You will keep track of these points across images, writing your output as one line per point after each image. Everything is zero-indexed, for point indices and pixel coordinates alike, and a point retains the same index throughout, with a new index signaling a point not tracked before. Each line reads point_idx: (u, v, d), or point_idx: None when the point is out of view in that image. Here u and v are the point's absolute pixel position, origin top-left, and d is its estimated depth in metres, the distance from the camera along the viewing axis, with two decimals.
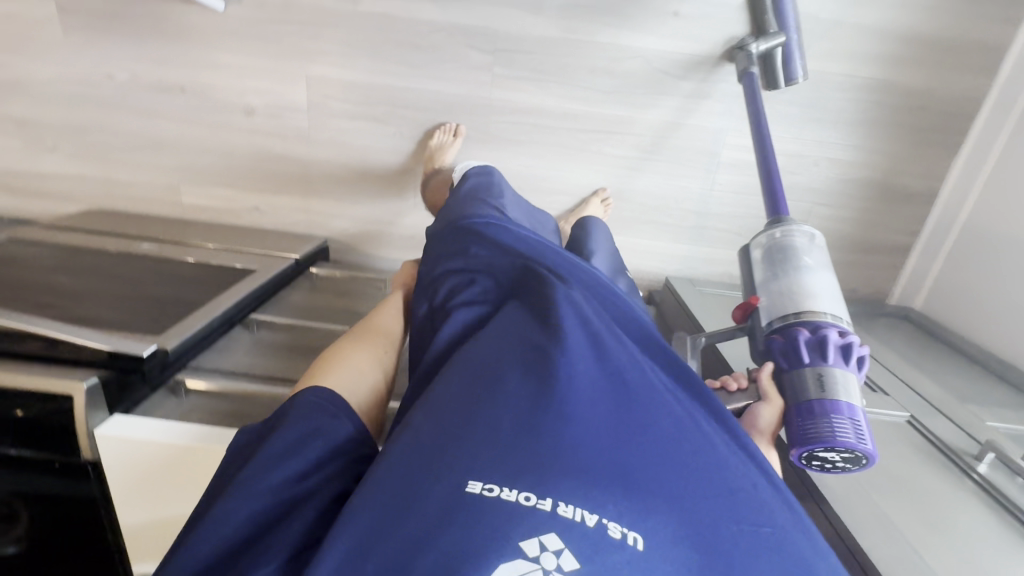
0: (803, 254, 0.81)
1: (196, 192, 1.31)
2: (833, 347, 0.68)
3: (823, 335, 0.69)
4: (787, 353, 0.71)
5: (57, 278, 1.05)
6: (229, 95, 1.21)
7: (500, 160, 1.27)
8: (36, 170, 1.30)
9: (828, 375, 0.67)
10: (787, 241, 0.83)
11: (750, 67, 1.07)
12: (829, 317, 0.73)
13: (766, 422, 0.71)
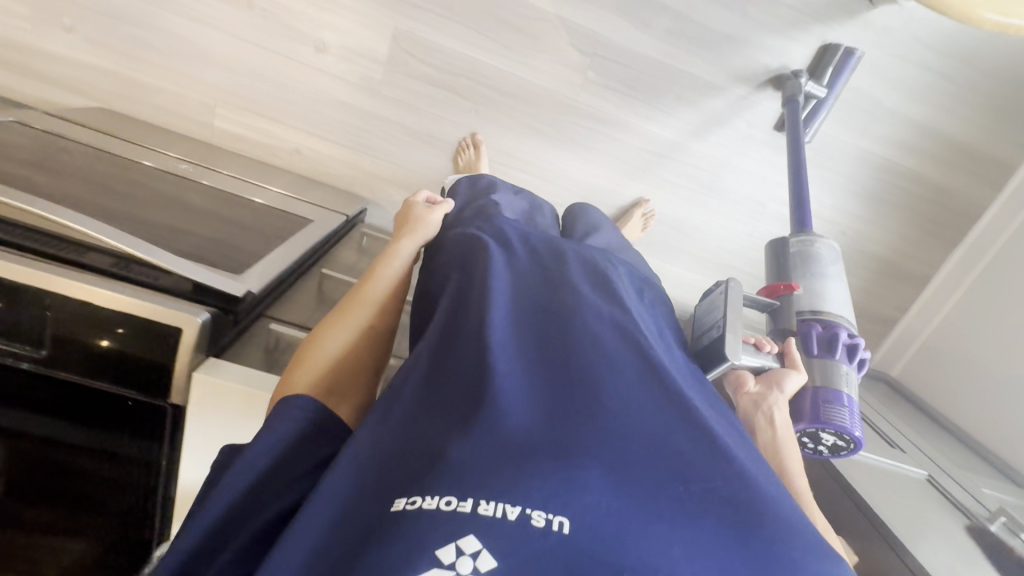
0: (826, 263, 0.97)
1: (234, 118, 1.19)
2: (859, 355, 0.90)
3: (856, 342, 0.90)
4: (828, 341, 0.89)
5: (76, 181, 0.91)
6: (302, 25, 1.11)
7: (568, 163, 1.26)
8: (43, 48, 1.11)
9: (850, 373, 0.86)
10: (816, 250, 0.99)
11: (795, 95, 1.13)
12: (843, 321, 0.92)
13: (791, 386, 0.83)
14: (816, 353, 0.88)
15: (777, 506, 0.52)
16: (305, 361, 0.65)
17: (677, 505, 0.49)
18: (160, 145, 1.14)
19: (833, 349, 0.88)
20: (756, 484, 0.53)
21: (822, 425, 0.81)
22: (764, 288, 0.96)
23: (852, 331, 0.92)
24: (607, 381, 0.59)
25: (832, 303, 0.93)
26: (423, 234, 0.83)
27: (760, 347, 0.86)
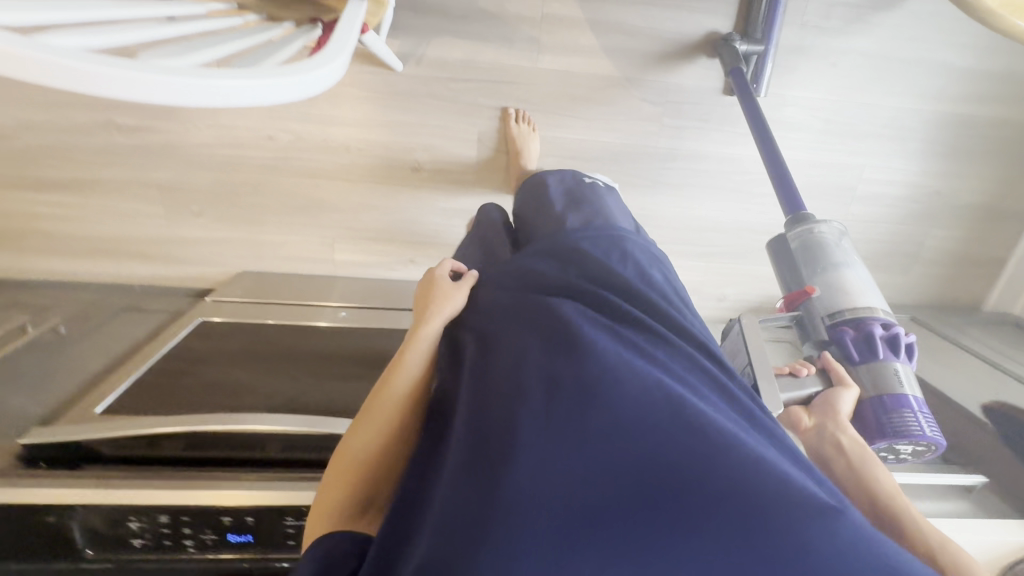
0: (835, 250, 0.84)
1: (352, 249, 1.30)
2: (903, 344, 0.80)
3: (896, 333, 0.79)
4: (864, 345, 0.79)
5: (270, 352, 1.03)
6: (397, 152, 1.20)
7: (658, 204, 1.31)
8: (179, 236, 1.25)
9: (901, 369, 0.79)
10: (821, 237, 0.86)
11: (737, 64, 1.10)
12: (880, 313, 0.81)
13: (846, 407, 0.81)
14: (856, 360, 0.80)
15: (802, 496, 0.46)
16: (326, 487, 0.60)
17: (680, 535, 0.45)
18: (300, 292, 1.26)
19: (871, 352, 0.79)
20: (775, 474, 0.47)
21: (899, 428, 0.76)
22: (783, 299, 0.88)
23: (883, 316, 0.81)
24: (594, 407, 0.49)
25: (859, 294, 0.82)
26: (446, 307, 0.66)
27: (797, 374, 0.87)
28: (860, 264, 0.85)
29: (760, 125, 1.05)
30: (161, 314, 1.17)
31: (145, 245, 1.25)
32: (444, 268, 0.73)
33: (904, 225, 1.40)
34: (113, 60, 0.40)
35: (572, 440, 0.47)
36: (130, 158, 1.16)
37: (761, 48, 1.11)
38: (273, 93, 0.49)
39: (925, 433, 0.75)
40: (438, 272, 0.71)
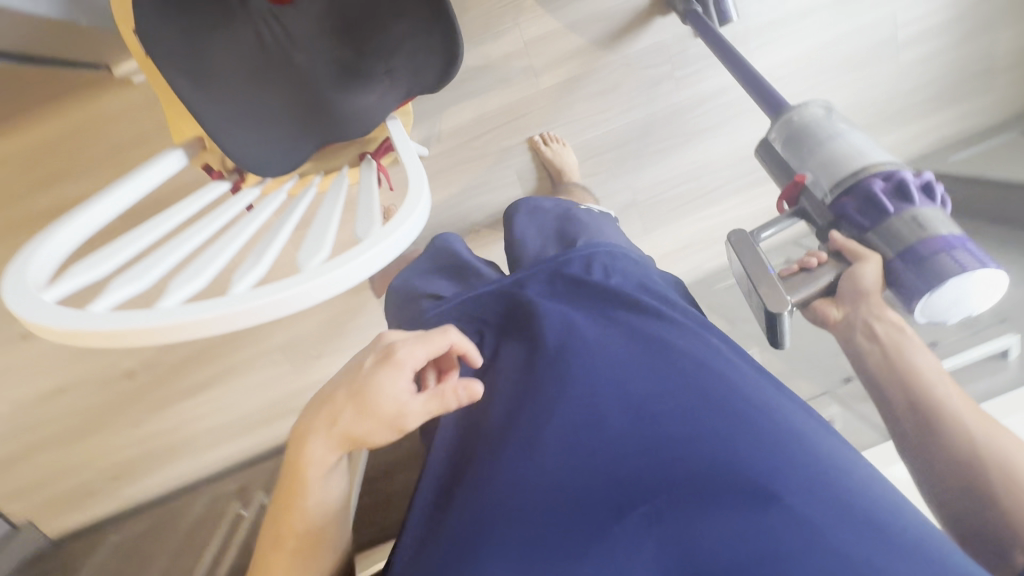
0: (820, 125, 0.77)
1: None
2: (915, 188, 0.68)
3: (901, 180, 0.68)
4: (868, 210, 0.70)
5: None
6: (456, 224, 1.26)
7: (708, 150, 1.28)
8: (312, 382, 1.36)
9: (923, 215, 0.67)
10: (801, 118, 0.80)
11: (691, 7, 1.08)
12: (883, 167, 0.71)
13: (870, 281, 0.67)
14: (866, 227, 0.70)
15: (757, 479, 0.47)
16: None
17: (644, 535, 0.48)
18: None
19: (879, 212, 0.69)
20: (738, 459, 0.48)
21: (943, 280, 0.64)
22: (778, 197, 0.81)
23: (884, 169, 0.70)
24: (570, 424, 0.53)
25: (853, 157, 0.73)
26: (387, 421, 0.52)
27: (808, 268, 0.72)
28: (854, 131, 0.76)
29: (719, 43, 1.02)
30: None
31: (289, 402, 1.37)
32: (406, 358, 0.53)
33: (967, 44, 1.29)
34: (293, 280, 0.46)
35: (550, 458, 0.52)
36: (249, 337, 1.30)
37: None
38: (394, 249, 0.53)
39: (961, 268, 0.63)
40: (381, 369, 0.52)
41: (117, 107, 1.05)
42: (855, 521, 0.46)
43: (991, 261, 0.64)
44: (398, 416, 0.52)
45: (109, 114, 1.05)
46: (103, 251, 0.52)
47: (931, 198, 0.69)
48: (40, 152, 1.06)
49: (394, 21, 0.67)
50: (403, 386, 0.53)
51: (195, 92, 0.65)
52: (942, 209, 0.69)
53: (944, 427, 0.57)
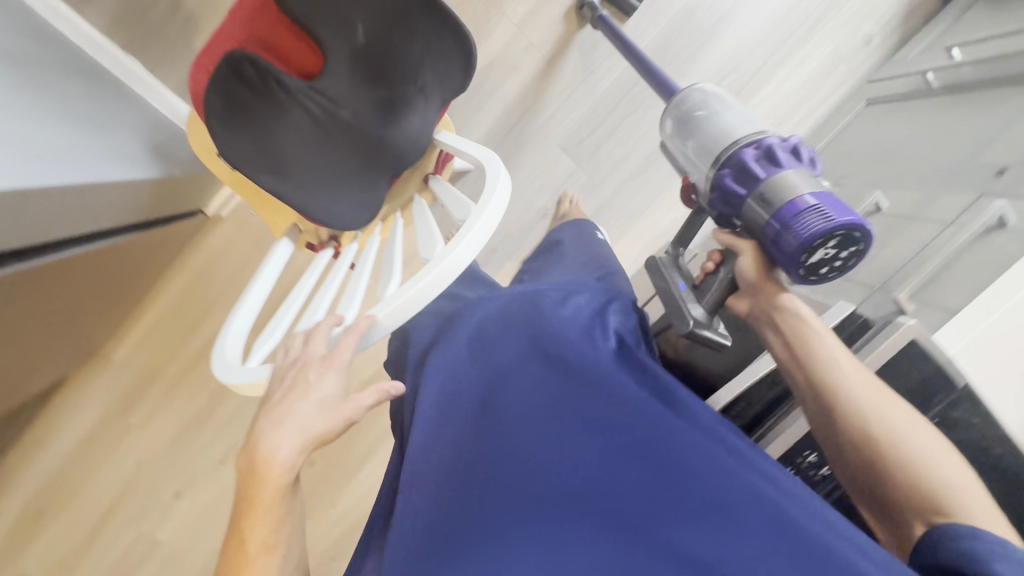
0: (700, 109, 0.70)
1: None
2: (755, 162, 0.59)
3: (741, 159, 0.60)
4: (727, 201, 0.62)
5: None
6: (525, 214, 1.30)
7: (735, 36, 1.23)
8: None
9: (788, 176, 0.57)
10: (682, 107, 0.73)
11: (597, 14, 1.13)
12: (752, 135, 0.63)
13: (749, 271, 0.62)
14: (735, 212, 0.62)
15: (717, 498, 0.49)
16: None
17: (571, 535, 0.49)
18: None
19: (736, 200, 0.61)
20: (704, 484, 0.50)
21: (806, 254, 0.56)
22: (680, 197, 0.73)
23: (748, 140, 0.62)
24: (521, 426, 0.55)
25: (722, 135, 0.65)
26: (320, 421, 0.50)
27: (709, 272, 0.68)
28: (722, 108, 0.69)
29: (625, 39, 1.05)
30: None
31: None
32: (341, 353, 0.52)
33: None
34: (432, 269, 0.55)
35: (493, 456, 0.54)
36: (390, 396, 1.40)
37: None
38: (497, 214, 0.57)
39: (806, 240, 0.55)
40: (322, 375, 0.52)
41: (221, 243, 1.22)
42: (792, 545, 0.46)
43: (850, 214, 0.54)
44: (332, 424, 0.51)
45: (217, 251, 1.22)
46: (272, 322, 0.64)
47: (794, 157, 0.59)
48: (179, 309, 1.25)
49: (410, 43, 0.72)
50: (331, 389, 0.52)
51: (279, 180, 0.76)
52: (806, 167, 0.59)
53: (839, 410, 0.56)
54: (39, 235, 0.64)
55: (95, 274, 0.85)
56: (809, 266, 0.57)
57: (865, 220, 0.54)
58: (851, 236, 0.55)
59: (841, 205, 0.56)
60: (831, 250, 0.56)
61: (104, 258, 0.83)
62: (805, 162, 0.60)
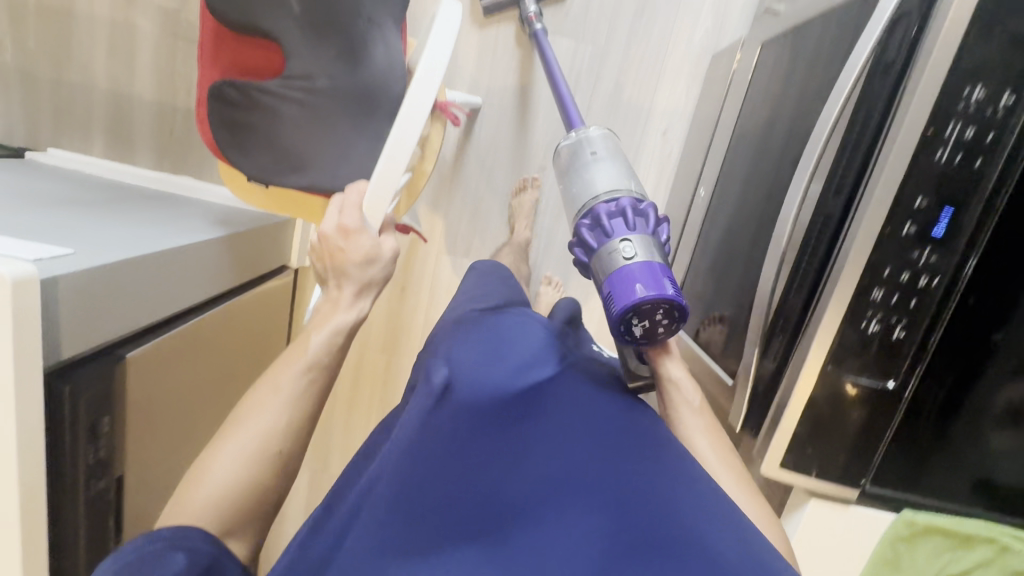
0: (573, 164, 0.74)
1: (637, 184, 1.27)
2: (583, 240, 0.64)
3: (575, 239, 0.66)
4: (585, 271, 0.66)
5: (721, 254, 0.97)
6: (550, 114, 1.24)
7: None
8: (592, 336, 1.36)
9: (607, 256, 0.61)
10: (564, 160, 0.77)
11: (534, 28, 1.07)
12: (599, 196, 0.67)
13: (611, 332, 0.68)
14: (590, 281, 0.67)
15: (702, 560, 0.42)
16: (194, 487, 0.49)
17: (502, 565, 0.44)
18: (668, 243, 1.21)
19: (588, 270, 0.66)
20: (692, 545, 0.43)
21: (625, 329, 0.60)
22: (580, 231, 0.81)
23: (589, 207, 0.67)
24: (514, 443, 0.50)
25: (585, 190, 0.70)
26: (354, 273, 0.60)
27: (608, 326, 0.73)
28: (574, 169, 0.74)
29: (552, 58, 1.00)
30: None
31: None
32: (349, 219, 0.59)
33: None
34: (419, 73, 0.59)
35: (468, 461, 0.49)
36: None
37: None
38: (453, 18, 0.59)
39: (617, 315, 0.59)
40: (346, 238, 0.59)
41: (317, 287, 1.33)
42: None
43: (634, 292, 0.57)
44: (371, 272, 0.61)
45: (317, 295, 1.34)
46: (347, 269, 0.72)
47: (593, 241, 0.64)
48: None
49: None
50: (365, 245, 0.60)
51: (308, 176, 0.80)
52: (603, 246, 0.62)
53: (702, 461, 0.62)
54: (153, 310, 0.73)
55: (230, 335, 0.96)
56: (640, 337, 0.61)
57: (667, 290, 0.57)
58: (661, 304, 0.58)
59: (637, 276, 0.58)
60: (648, 322, 0.59)
61: (227, 326, 0.93)
62: (607, 236, 0.63)
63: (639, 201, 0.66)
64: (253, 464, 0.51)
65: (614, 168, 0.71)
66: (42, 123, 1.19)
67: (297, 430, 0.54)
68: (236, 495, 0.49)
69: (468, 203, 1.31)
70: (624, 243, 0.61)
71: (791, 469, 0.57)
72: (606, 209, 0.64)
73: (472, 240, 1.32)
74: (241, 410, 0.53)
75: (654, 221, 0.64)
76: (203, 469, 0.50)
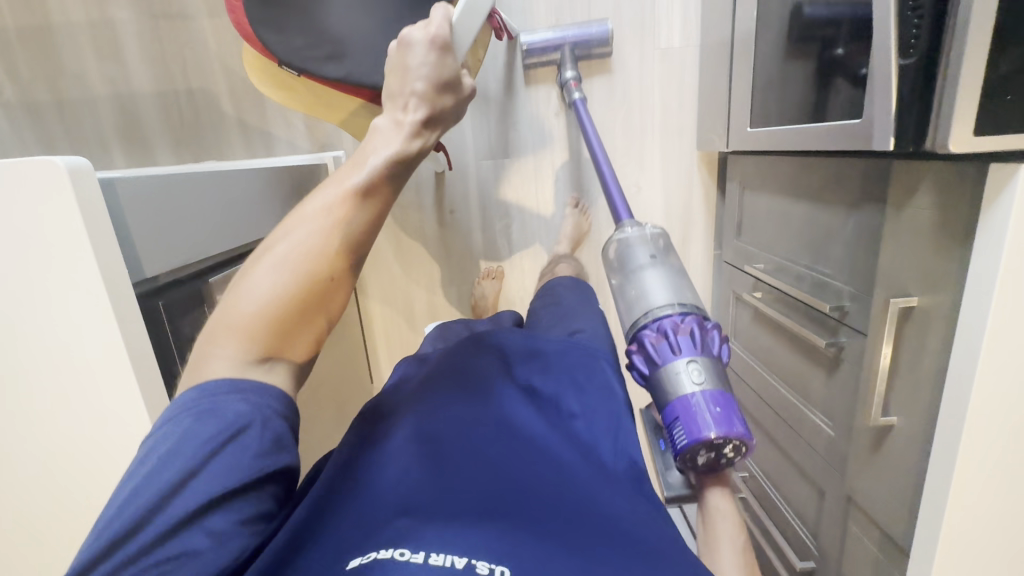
0: (633, 257, 0.72)
1: (663, 17, 1.16)
2: (648, 347, 0.63)
3: (639, 342, 0.64)
4: (644, 378, 0.64)
5: (786, 23, 0.85)
6: None
7: None
8: (659, 199, 1.27)
9: (676, 375, 0.60)
10: (621, 247, 0.75)
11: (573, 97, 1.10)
12: (671, 309, 0.65)
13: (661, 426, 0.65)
14: (645, 386, 0.65)
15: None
16: (229, 297, 0.46)
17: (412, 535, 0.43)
18: (716, 61, 1.09)
19: (648, 379, 0.64)
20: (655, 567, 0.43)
21: (685, 457, 0.58)
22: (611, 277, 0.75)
23: (659, 314, 0.65)
24: (522, 448, 0.54)
25: (652, 294, 0.67)
26: (431, 91, 0.51)
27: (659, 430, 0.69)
28: (628, 267, 0.72)
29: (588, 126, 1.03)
30: (742, 196, 1.10)
31: (672, 230, 1.29)
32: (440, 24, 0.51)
33: None
34: None
35: (478, 458, 0.51)
36: (589, 242, 1.31)
37: (560, 50, 1.14)
38: None
39: (683, 445, 0.57)
40: (428, 47, 0.51)
41: None
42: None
43: (701, 428, 0.56)
44: (447, 98, 0.52)
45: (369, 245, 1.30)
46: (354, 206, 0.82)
47: (656, 353, 0.62)
48: (390, 311, 1.35)
49: None
50: (425, 54, 0.51)
51: (344, 67, 0.73)
52: (668, 364, 0.61)
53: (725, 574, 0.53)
54: (219, 239, 0.68)
55: None
56: (698, 466, 0.59)
57: (739, 431, 0.56)
58: (728, 443, 0.56)
59: (706, 411, 0.57)
60: (712, 454, 0.57)
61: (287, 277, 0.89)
62: (671, 350, 0.61)
63: (704, 320, 0.64)
64: (295, 285, 0.46)
65: (673, 277, 0.69)
66: (60, 149, 1.19)
67: (348, 259, 0.48)
68: (276, 310, 0.45)
69: (488, 99, 1.22)
70: (691, 365, 0.60)
71: (991, 133, 0.47)
72: (672, 323, 0.63)
73: (504, 138, 1.24)
74: (286, 244, 0.48)
75: (719, 342, 0.63)
76: (241, 280, 0.46)
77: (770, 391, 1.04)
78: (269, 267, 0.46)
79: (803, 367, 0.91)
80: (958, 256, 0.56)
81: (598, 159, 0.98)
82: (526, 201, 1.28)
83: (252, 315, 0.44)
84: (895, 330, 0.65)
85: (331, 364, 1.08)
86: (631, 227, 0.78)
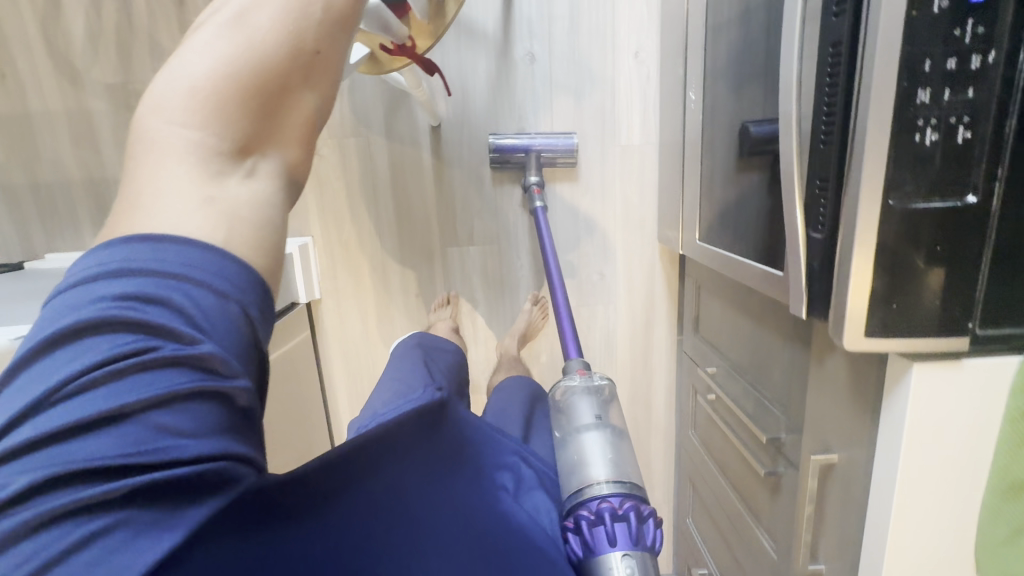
0: (580, 418, 0.76)
1: (624, 120, 1.19)
2: (584, 533, 0.55)
3: (575, 525, 0.56)
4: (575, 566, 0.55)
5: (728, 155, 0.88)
6: (515, 77, 1.18)
7: None
8: (621, 288, 1.29)
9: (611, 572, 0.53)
10: (571, 406, 0.80)
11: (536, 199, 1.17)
12: (606, 484, 0.62)
13: None
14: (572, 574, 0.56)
15: None
16: (205, 47, 0.45)
17: None
18: (672, 168, 1.12)
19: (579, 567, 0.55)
20: None
21: None
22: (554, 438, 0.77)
23: (596, 487, 0.61)
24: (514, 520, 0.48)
25: (589, 463, 0.65)
26: None
27: None
28: (570, 430, 0.74)
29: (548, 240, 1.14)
30: (699, 298, 1.12)
31: (635, 319, 1.30)
32: None
33: None
34: None
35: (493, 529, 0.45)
36: (553, 324, 1.33)
37: (526, 154, 1.18)
38: None
39: None
40: None
41: (333, 317, 1.31)
42: None
43: None
44: None
45: (335, 325, 1.32)
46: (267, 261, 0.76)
47: (591, 542, 0.55)
48: (355, 386, 1.36)
49: None
50: None
51: None
52: (601, 555, 0.54)
53: None
54: None
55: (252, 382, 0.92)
56: None
57: None
58: None
59: None
60: None
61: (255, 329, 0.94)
62: (606, 541, 0.54)
63: (640, 503, 0.60)
64: (283, 33, 0.47)
65: (614, 446, 0.69)
66: (32, 228, 1.22)
67: (332, 17, 0.51)
68: (267, 59, 0.46)
69: (456, 192, 1.25)
70: (626, 560, 0.53)
71: (879, 335, 0.48)
72: (609, 508, 0.56)
73: (471, 227, 1.27)
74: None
75: (654, 530, 0.58)
76: (210, 32, 0.46)
77: (723, 493, 1.04)
78: (246, 22, 0.46)
79: (749, 482, 0.91)
80: (868, 431, 0.56)
81: (558, 294, 1.11)
82: (491, 286, 1.30)
83: (239, 57, 0.45)
84: (819, 482, 0.66)
85: (286, 454, 1.08)
86: (582, 383, 0.85)
